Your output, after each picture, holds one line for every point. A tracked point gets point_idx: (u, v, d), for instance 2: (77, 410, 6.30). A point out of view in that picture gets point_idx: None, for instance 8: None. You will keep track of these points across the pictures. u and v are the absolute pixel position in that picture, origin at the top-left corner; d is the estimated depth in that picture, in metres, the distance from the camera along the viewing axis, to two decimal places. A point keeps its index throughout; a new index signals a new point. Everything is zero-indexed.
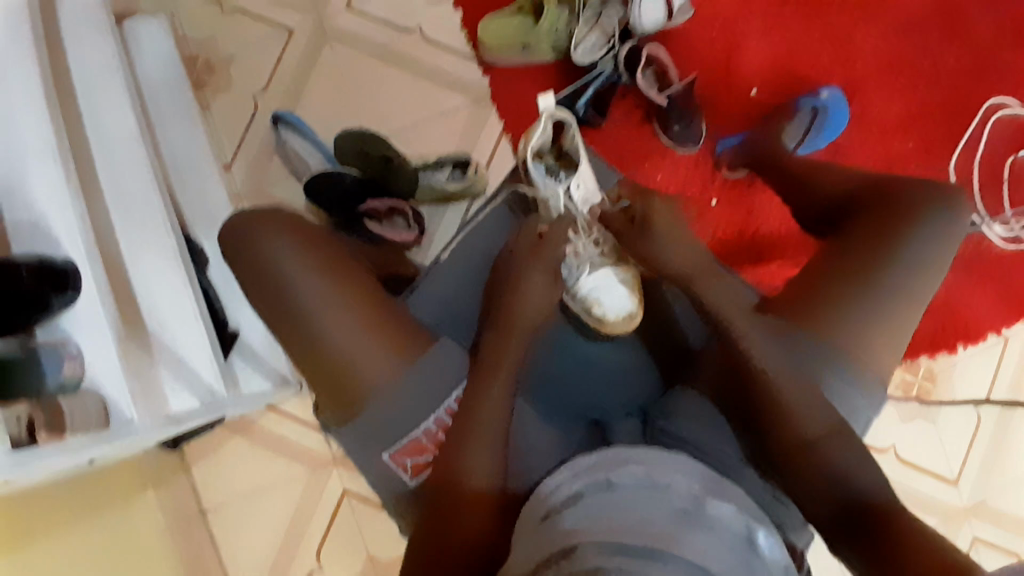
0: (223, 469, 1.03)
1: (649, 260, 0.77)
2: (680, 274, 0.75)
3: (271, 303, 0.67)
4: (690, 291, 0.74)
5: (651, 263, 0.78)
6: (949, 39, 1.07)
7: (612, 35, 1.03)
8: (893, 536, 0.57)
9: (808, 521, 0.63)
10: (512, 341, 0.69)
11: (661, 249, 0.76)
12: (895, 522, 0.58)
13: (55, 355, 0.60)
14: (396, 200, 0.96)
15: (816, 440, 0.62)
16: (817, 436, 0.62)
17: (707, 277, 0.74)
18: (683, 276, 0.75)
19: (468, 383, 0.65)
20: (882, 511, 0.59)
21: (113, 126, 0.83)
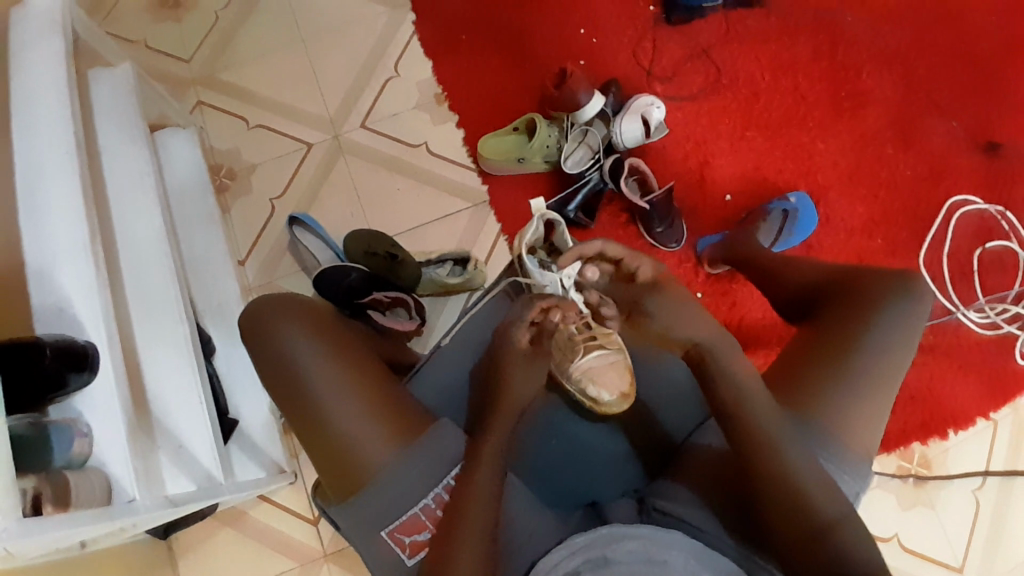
0: (208, 564, 1.00)
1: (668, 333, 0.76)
2: (700, 350, 0.74)
3: (282, 383, 0.71)
4: (705, 372, 0.73)
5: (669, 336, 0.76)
6: (901, 151, 1.20)
7: (597, 151, 1.16)
8: None
9: None
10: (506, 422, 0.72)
11: (676, 321, 0.75)
12: None
13: (67, 431, 0.61)
14: (400, 293, 1.01)
15: (828, 527, 0.62)
16: (828, 522, 0.62)
17: (727, 351, 0.73)
18: (703, 351, 0.74)
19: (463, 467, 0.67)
20: None
21: (142, 223, 0.90)
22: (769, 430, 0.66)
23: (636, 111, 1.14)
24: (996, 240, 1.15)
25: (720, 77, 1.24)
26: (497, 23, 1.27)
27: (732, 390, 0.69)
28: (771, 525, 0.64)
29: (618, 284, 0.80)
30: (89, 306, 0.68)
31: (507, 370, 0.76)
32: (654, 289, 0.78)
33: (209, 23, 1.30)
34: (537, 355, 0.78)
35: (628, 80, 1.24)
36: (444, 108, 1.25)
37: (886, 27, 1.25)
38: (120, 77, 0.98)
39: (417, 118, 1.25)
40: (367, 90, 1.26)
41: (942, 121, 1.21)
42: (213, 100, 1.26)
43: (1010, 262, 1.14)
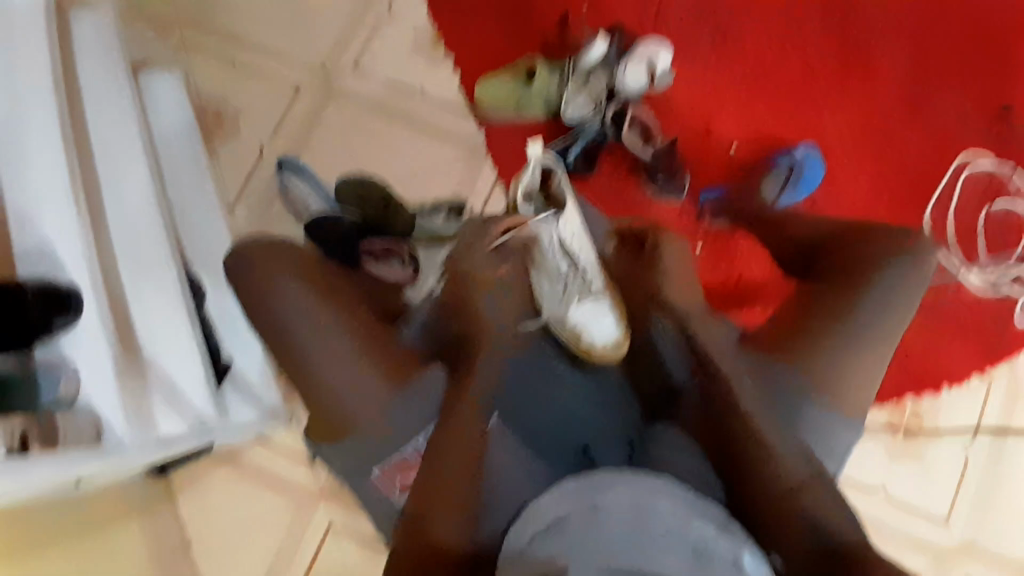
0: (203, 505, 1.01)
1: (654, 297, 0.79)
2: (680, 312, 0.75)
3: (269, 327, 0.71)
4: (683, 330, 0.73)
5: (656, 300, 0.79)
6: (911, 107, 1.16)
7: (599, 98, 1.10)
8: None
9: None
10: (485, 362, 0.69)
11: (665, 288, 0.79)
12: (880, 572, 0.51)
13: (54, 373, 0.62)
14: (393, 243, 1.00)
15: (797, 488, 0.58)
16: (798, 483, 0.58)
17: (702, 320, 0.75)
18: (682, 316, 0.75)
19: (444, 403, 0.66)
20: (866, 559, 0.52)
21: (124, 165, 0.86)
22: (737, 383, 0.65)
23: (641, 57, 1.10)
24: (1002, 200, 1.13)
25: (729, 24, 1.19)
26: None
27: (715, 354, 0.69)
28: (742, 480, 0.61)
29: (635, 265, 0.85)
30: (71, 250, 0.66)
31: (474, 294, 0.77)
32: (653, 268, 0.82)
33: None
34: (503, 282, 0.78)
35: (633, 25, 1.18)
36: (439, 51, 1.19)
37: None
38: (96, 7, 0.92)
39: (412, 62, 1.19)
40: (360, 30, 1.20)
41: (959, 76, 1.17)
42: (200, 40, 1.20)
43: (1014, 223, 1.12)
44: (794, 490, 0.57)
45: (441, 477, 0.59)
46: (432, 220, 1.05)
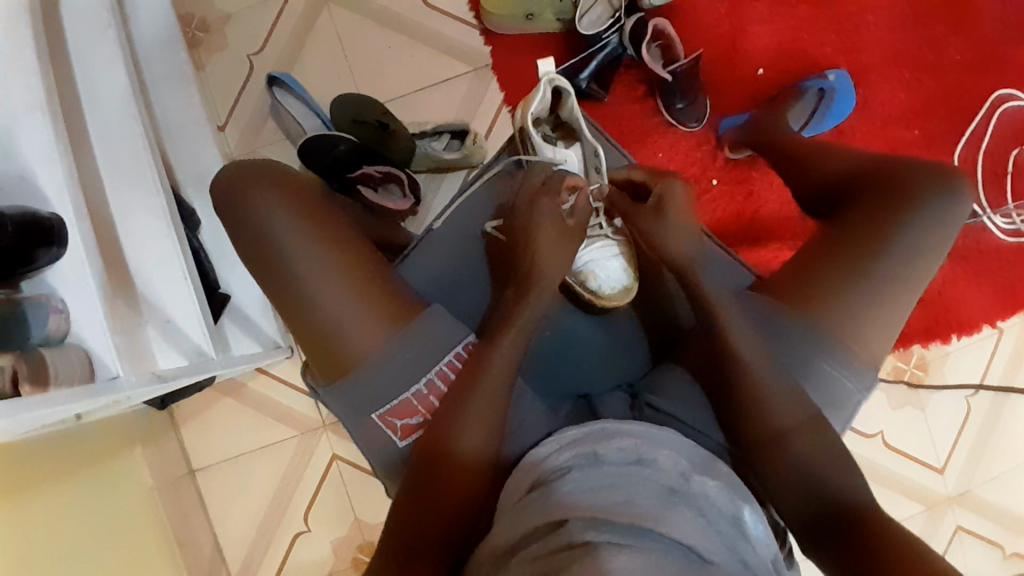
0: (211, 430, 1.04)
1: (652, 240, 0.75)
2: (678, 261, 0.73)
3: (259, 261, 0.67)
4: (685, 280, 0.72)
5: (652, 244, 0.75)
6: (963, 26, 1.05)
7: (617, 8, 1.00)
8: (877, 550, 0.54)
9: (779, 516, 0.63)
10: (522, 308, 0.69)
11: (665, 231, 0.74)
12: (877, 533, 0.56)
13: (41, 308, 0.59)
14: (391, 167, 0.92)
15: (784, 434, 0.62)
16: (786, 430, 0.62)
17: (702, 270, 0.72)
18: (680, 263, 0.73)
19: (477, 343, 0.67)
20: (862, 520, 0.57)
21: (102, 80, 0.79)
22: (735, 332, 0.66)
23: None
24: None
25: None
26: None
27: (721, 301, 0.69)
28: (740, 429, 0.64)
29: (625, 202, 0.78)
30: (50, 177, 0.62)
31: (540, 244, 0.72)
32: (655, 210, 0.75)
33: None
34: (567, 236, 0.74)
35: None
36: None
37: None
38: None
39: None
40: None
41: None
42: None
43: None
44: (781, 437, 0.62)
45: (461, 420, 0.62)
46: (434, 144, 1.00)
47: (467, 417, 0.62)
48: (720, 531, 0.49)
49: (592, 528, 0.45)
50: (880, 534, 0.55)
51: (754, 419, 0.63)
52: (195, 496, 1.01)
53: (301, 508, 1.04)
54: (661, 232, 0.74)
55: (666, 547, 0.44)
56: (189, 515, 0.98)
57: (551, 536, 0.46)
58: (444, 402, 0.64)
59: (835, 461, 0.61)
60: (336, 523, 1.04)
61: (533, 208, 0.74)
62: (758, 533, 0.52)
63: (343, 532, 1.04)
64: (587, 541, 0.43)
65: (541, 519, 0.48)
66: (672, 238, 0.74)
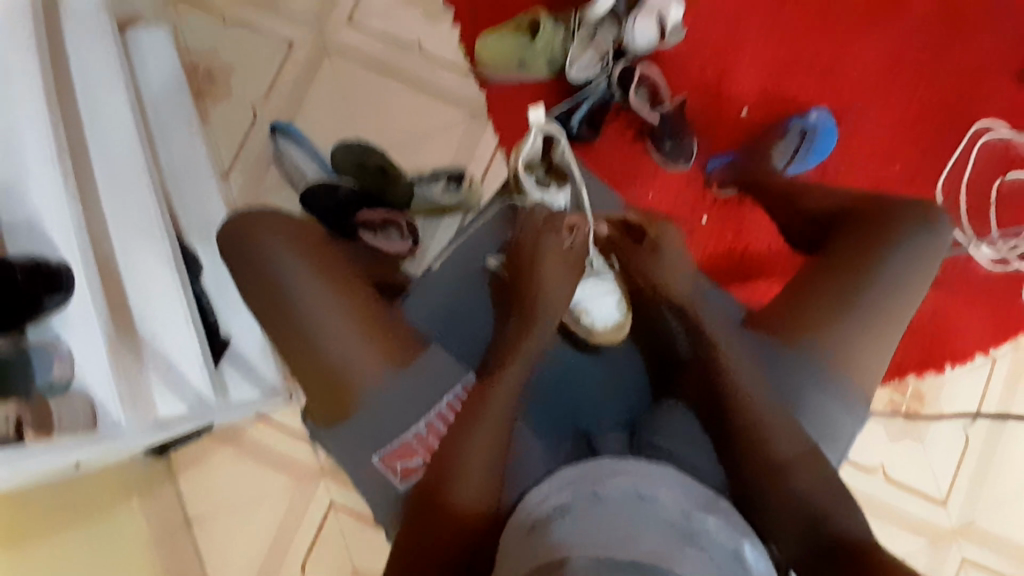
0: (208, 476, 1.03)
1: (654, 280, 0.77)
2: (683, 300, 0.75)
3: (265, 304, 0.69)
4: (689, 317, 0.73)
5: (654, 283, 0.77)
6: (937, 67, 1.10)
7: (606, 54, 1.04)
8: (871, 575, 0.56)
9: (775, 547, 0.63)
10: (523, 342, 0.71)
11: (666, 267, 0.77)
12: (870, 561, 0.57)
13: (46, 355, 0.60)
14: (390, 211, 0.96)
15: (785, 464, 0.62)
16: (786, 461, 0.62)
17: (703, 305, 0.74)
18: (684, 301, 0.74)
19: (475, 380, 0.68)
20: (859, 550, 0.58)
21: (113, 133, 0.82)
22: (733, 364, 0.67)
23: (651, 9, 1.02)
24: (1017, 170, 1.09)
25: None
26: None
27: (716, 332, 0.70)
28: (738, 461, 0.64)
29: (623, 243, 0.81)
30: (60, 227, 0.64)
31: (546, 279, 0.74)
32: (653, 249, 0.78)
33: None
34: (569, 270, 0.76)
35: None
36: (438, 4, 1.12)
37: None
38: None
39: (410, 15, 1.13)
40: None
41: (990, 33, 1.10)
42: None
43: None
44: (782, 470, 0.62)
45: (462, 460, 0.62)
46: (431, 188, 1.02)
47: (468, 454, 0.62)
48: (720, 564, 0.50)
49: (597, 568, 0.46)
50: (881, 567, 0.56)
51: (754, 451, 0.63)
52: (191, 547, 1.00)
53: (300, 554, 1.03)
54: (659, 270, 0.77)
55: None
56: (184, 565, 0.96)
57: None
58: (444, 439, 0.64)
59: (834, 492, 0.61)
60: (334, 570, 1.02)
61: (538, 243, 0.76)
62: (758, 566, 0.53)
63: None
64: None
65: (545, 557, 0.49)
66: (670, 275, 0.77)
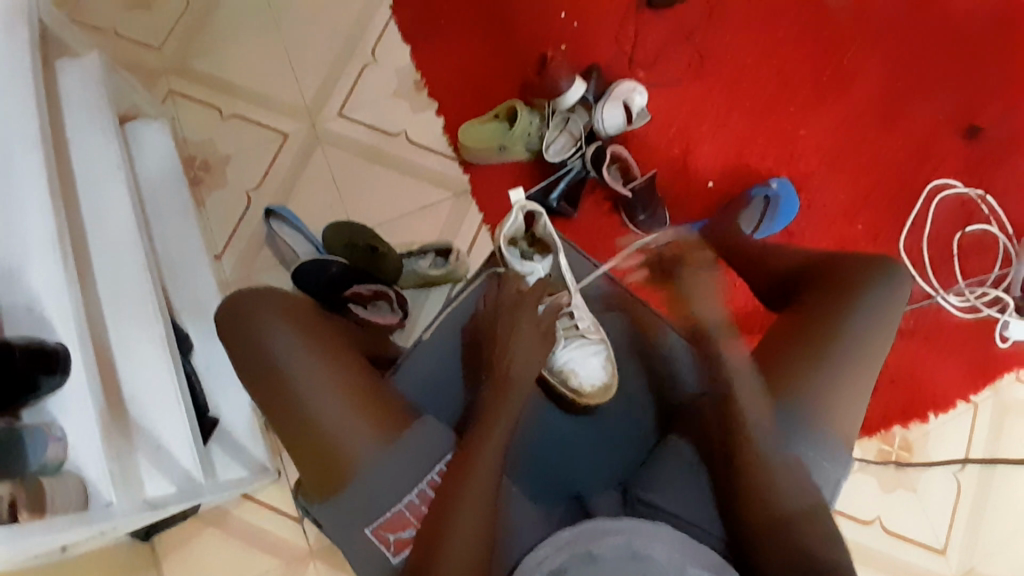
0: (191, 564, 0.99)
1: (682, 304, 0.83)
2: (698, 329, 0.80)
3: (257, 379, 0.71)
4: (703, 343, 0.79)
5: (682, 311, 0.82)
6: (883, 136, 1.20)
7: (578, 138, 1.14)
8: None
9: None
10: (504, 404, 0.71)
11: (693, 296, 0.83)
12: None
13: (40, 436, 0.59)
14: (380, 286, 1.00)
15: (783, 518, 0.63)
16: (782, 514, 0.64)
17: (732, 340, 0.77)
18: (698, 330, 0.80)
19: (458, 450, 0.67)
20: None
21: (112, 219, 0.85)
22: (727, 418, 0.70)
23: (618, 97, 1.14)
24: (976, 223, 1.16)
25: (703, 65, 1.23)
26: (476, 6, 1.24)
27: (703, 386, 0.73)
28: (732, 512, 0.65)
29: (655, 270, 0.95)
30: (59, 309, 0.65)
31: (518, 349, 0.75)
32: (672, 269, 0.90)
33: (178, 11, 1.26)
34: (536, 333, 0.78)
35: (610, 64, 1.23)
36: (422, 96, 1.22)
37: (868, 11, 1.24)
38: (88, 67, 0.91)
39: (396, 106, 1.22)
40: (344, 78, 1.23)
41: (927, 104, 1.21)
42: (185, 90, 1.23)
43: (990, 244, 1.15)
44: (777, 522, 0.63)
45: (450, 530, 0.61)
46: (421, 262, 1.08)
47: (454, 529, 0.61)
48: None
49: None
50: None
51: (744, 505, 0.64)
52: None
53: None
54: (692, 298, 0.82)
55: None
56: None
57: None
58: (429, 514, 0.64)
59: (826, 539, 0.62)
60: None
61: (514, 316, 0.78)
62: None
63: None
64: None
65: None
66: (702, 305, 0.81)
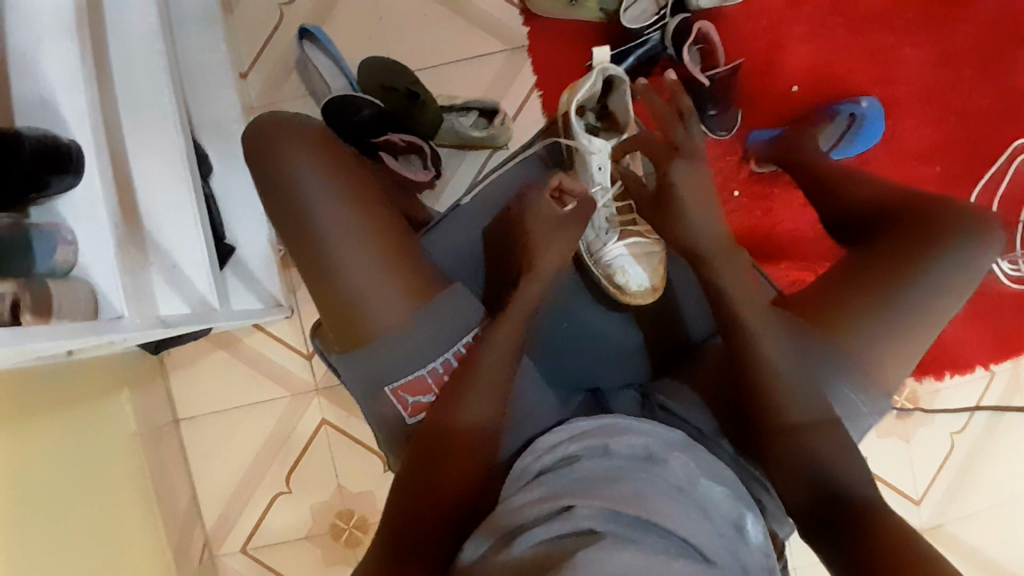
0: (200, 382, 1.03)
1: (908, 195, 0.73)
2: (915, 217, 0.70)
3: (289, 219, 0.66)
4: (922, 234, 0.68)
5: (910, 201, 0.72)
6: (999, 70, 1.04)
7: (664, 6, 0.98)
8: (865, 537, 0.55)
9: (787, 512, 0.62)
10: (534, 285, 0.70)
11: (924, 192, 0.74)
12: (872, 524, 0.56)
13: (51, 239, 0.56)
14: (414, 137, 0.91)
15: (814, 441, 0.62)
16: (811, 433, 0.62)
17: (937, 228, 0.68)
18: (917, 220, 0.69)
19: (480, 333, 0.65)
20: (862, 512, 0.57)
21: (131, 11, 0.75)
22: (773, 343, 0.65)
23: None
24: None
25: None
26: None
27: (742, 297, 0.69)
28: (755, 426, 0.64)
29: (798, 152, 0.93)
30: (73, 105, 0.59)
31: (535, 237, 0.72)
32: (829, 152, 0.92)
33: None
34: (574, 219, 0.72)
35: None
36: None
37: None
38: None
39: None
40: None
41: None
42: None
43: None
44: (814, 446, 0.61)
45: (473, 398, 0.62)
46: (462, 121, 0.97)
47: (461, 406, 0.62)
48: (722, 534, 0.49)
49: (599, 517, 0.46)
50: (893, 548, 0.53)
51: (768, 415, 0.63)
52: (176, 443, 1.01)
53: (285, 468, 1.03)
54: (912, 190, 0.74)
55: (669, 543, 0.45)
56: (168, 462, 0.97)
57: (555, 520, 0.47)
58: (443, 390, 0.64)
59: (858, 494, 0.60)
60: (318, 487, 1.03)
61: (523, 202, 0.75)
62: (756, 539, 0.53)
63: (325, 498, 1.03)
64: (591, 529, 0.45)
65: (545, 506, 0.49)
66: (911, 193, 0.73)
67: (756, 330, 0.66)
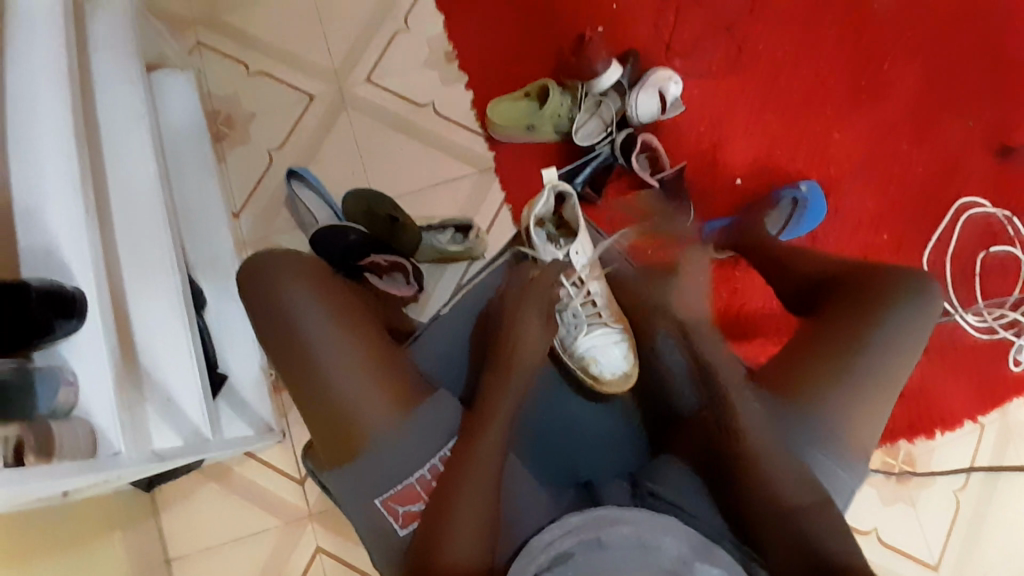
0: (191, 517, 1.00)
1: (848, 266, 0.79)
2: (857, 284, 0.76)
3: (281, 343, 0.70)
4: (866, 298, 0.73)
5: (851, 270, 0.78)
6: (921, 146, 1.17)
7: (609, 124, 1.12)
8: None
9: None
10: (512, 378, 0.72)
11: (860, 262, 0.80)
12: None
13: (53, 378, 0.58)
14: (397, 256, 0.99)
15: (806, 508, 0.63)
16: (803, 505, 0.63)
17: (878, 291, 0.73)
18: (858, 286, 0.75)
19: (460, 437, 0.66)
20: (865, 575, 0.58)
21: (135, 168, 0.84)
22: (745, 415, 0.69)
23: (653, 86, 1.11)
24: (999, 245, 1.13)
25: (740, 57, 1.20)
26: None
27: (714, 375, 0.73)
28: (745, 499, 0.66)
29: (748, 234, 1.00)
30: (79, 254, 0.65)
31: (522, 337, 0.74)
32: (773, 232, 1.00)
33: None
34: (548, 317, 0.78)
35: (648, 48, 1.19)
36: (453, 67, 1.19)
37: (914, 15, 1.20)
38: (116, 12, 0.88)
39: (424, 75, 1.20)
40: (373, 46, 1.21)
41: (970, 115, 1.17)
42: (213, 43, 1.20)
43: (1012, 268, 1.12)
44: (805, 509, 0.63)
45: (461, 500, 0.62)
46: (439, 237, 1.06)
47: (451, 513, 0.62)
48: None
49: None
50: None
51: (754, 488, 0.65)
52: None
53: None
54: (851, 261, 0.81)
55: None
56: None
57: None
58: (432, 497, 0.64)
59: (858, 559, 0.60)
60: None
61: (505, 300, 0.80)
62: None
63: None
64: None
65: None
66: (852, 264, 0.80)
67: (734, 410, 0.69)
